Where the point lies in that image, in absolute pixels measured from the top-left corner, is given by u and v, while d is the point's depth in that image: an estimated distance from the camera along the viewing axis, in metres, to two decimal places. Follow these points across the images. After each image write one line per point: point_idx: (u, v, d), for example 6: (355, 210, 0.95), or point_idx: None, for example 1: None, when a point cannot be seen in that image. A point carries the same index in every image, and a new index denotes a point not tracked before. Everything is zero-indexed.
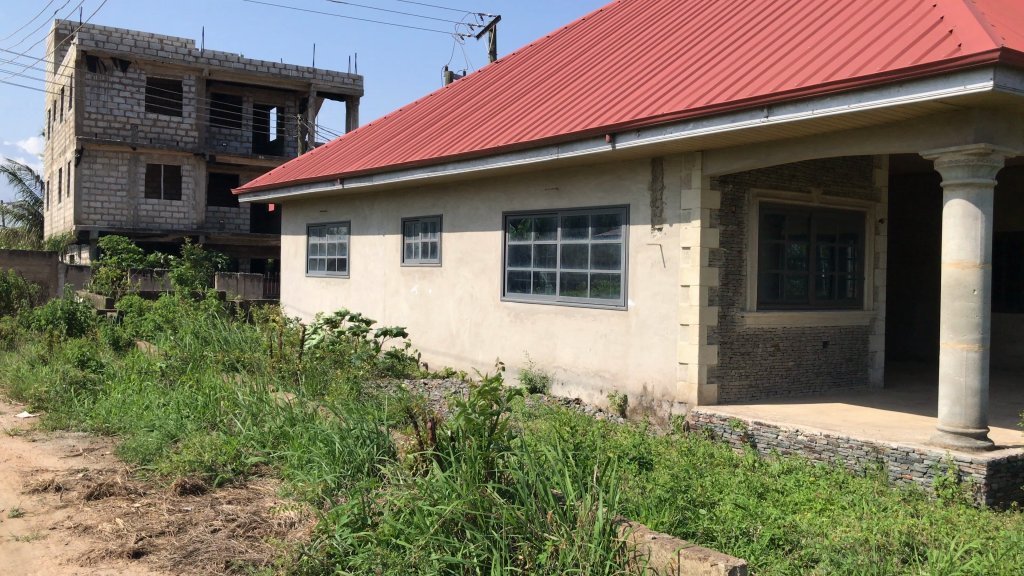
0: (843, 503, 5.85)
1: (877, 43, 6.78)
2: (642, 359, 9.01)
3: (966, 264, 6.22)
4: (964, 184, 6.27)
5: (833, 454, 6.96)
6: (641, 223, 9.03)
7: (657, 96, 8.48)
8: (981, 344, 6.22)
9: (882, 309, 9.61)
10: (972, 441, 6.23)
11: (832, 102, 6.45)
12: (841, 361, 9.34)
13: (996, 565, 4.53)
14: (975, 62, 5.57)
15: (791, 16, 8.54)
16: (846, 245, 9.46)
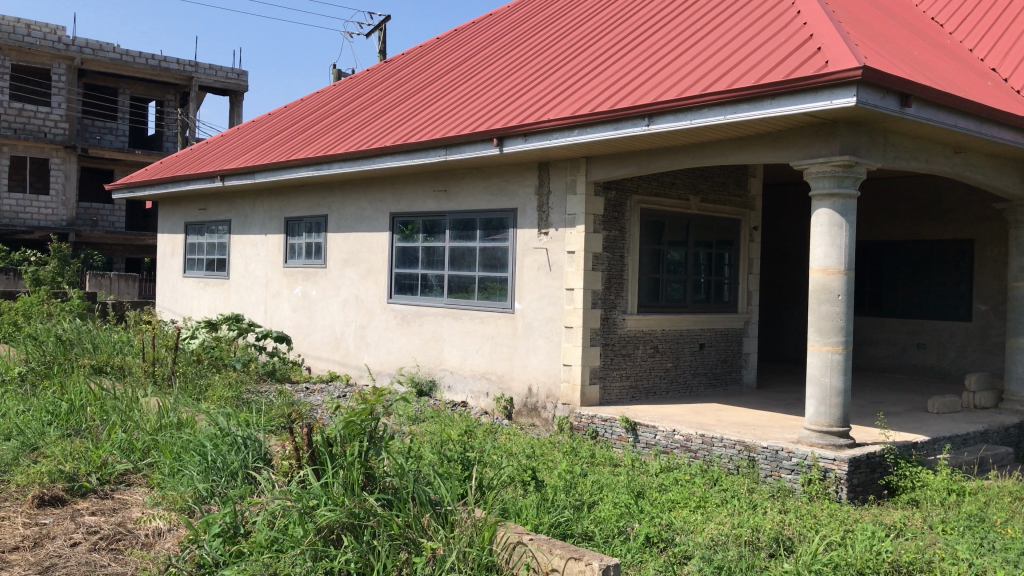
0: (717, 500, 6.07)
1: (751, 57, 7.06)
2: (528, 361, 9.09)
3: (831, 270, 6.54)
4: (830, 194, 6.59)
5: (708, 453, 7.21)
6: (527, 227, 9.12)
7: (543, 101, 8.58)
8: (844, 347, 6.56)
9: (755, 313, 9.99)
10: (835, 440, 6.55)
11: (709, 113, 6.67)
12: (717, 363, 9.68)
13: (856, 560, 4.70)
14: (840, 79, 5.87)
15: (670, 29, 8.80)
16: (723, 252, 9.80)
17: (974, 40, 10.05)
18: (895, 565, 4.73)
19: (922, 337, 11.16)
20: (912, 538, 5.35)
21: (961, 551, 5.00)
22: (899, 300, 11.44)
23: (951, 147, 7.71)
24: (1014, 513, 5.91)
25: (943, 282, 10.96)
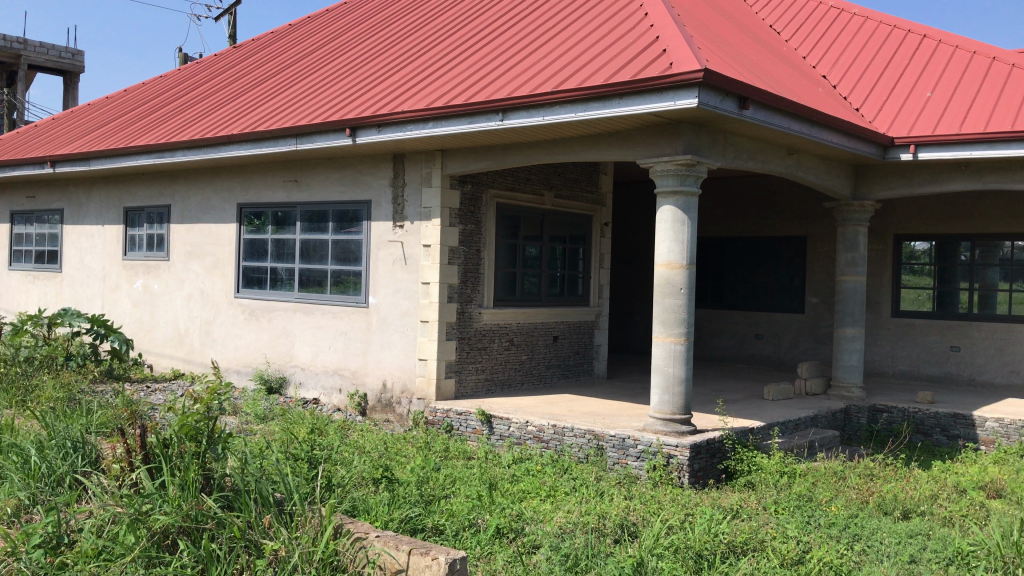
0: (566, 489, 6.20)
1: (602, 57, 7.22)
2: (381, 356, 8.99)
3: (675, 265, 6.79)
4: (674, 192, 6.83)
5: (559, 443, 7.34)
6: (382, 220, 9.01)
7: (396, 92, 8.48)
8: (686, 339, 6.83)
9: (605, 306, 10.26)
10: (678, 427, 6.83)
11: (561, 109, 6.78)
12: (569, 355, 9.88)
13: (695, 542, 4.89)
14: (683, 80, 6.09)
15: (525, 26, 8.89)
16: (576, 247, 10.00)
17: (807, 48, 10.67)
18: (731, 546, 4.96)
19: (760, 328, 11.79)
20: (747, 519, 5.63)
21: (790, 529, 5.31)
22: (740, 293, 12.03)
23: (785, 149, 8.17)
24: (837, 492, 6.33)
25: (779, 276, 11.61)
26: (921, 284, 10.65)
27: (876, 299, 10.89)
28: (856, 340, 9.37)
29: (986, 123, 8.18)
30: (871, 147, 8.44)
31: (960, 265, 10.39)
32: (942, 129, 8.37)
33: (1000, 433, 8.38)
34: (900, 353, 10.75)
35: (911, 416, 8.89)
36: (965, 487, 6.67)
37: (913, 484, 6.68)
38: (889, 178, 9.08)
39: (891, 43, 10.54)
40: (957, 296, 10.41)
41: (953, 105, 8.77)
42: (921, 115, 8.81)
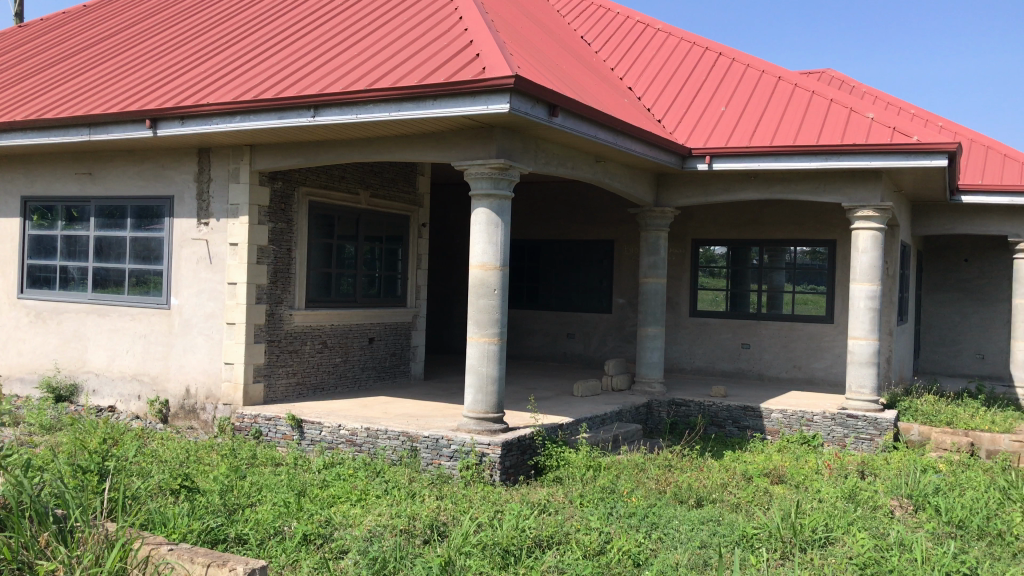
0: (378, 492, 6.15)
1: (415, 58, 7.22)
2: (184, 360, 8.55)
3: (489, 266, 6.89)
4: (487, 195, 6.93)
5: (373, 445, 7.26)
6: (185, 216, 8.57)
7: (201, 84, 8.10)
8: (499, 338, 6.95)
9: (422, 307, 10.24)
10: (490, 425, 6.93)
11: (375, 109, 6.72)
12: (385, 356, 9.80)
13: (501, 538, 4.98)
14: (494, 86, 6.19)
15: (339, 23, 8.74)
16: (394, 247, 9.90)
17: (615, 59, 11.15)
18: (536, 540, 5.09)
19: (571, 328, 12.18)
20: (553, 513, 5.80)
21: (593, 521, 5.52)
22: (553, 294, 12.37)
23: (593, 156, 8.48)
24: (638, 483, 6.65)
25: (589, 278, 12.05)
26: (716, 286, 11.38)
27: (676, 300, 11.54)
28: (658, 338, 9.88)
29: (773, 137, 8.87)
30: (672, 157, 8.94)
31: (750, 268, 11.19)
32: (734, 142, 8.98)
33: (784, 423, 9.10)
34: (698, 350, 11.44)
35: (706, 409, 9.48)
36: (751, 474, 7.19)
37: (706, 473, 7.13)
38: (688, 186, 9.63)
39: (691, 59, 11.20)
40: (748, 297, 11.21)
41: (744, 120, 9.43)
42: (716, 128, 9.42)
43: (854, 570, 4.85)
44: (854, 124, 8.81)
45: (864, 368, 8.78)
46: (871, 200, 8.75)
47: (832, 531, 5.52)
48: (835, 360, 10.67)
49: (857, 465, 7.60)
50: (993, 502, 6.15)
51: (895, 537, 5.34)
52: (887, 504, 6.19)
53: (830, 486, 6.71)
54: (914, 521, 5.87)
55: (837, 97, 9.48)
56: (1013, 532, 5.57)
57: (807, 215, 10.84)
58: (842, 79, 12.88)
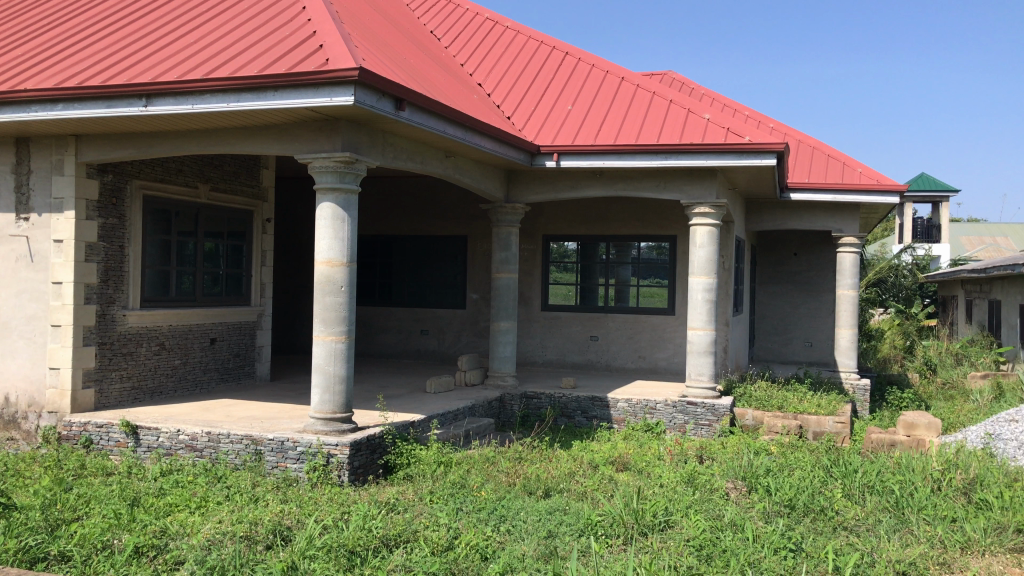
0: (218, 499, 5.90)
1: (255, 47, 6.95)
2: (3, 366, 7.93)
3: (335, 263, 6.74)
4: (333, 188, 6.77)
5: (214, 451, 6.96)
6: (2, 211, 7.94)
7: (20, 68, 7.51)
8: (346, 336, 6.82)
9: (268, 306, 9.91)
10: (339, 425, 6.79)
11: (212, 99, 6.43)
12: (228, 357, 9.42)
13: (347, 539, 4.90)
14: (338, 77, 6.05)
15: (173, 8, 8.31)
16: (237, 244, 9.52)
17: (465, 55, 11.16)
18: (384, 539, 5.03)
19: (425, 324, 12.13)
20: (402, 511, 5.75)
21: (441, 517, 5.51)
22: (405, 290, 12.26)
23: (442, 152, 8.45)
24: (488, 477, 6.70)
25: (441, 273, 12.03)
26: (566, 280, 11.63)
27: (527, 294, 11.70)
28: (510, 333, 9.97)
29: (617, 136, 9.13)
30: (520, 153, 9.03)
31: (598, 263, 11.49)
32: (580, 140, 9.18)
33: (629, 412, 9.41)
34: (548, 343, 11.65)
35: (556, 400, 9.67)
36: (597, 463, 7.39)
37: (554, 464, 7.26)
38: (537, 183, 9.77)
39: (539, 58, 11.36)
40: (596, 291, 11.51)
41: (590, 118, 9.66)
42: (563, 126, 9.60)
43: (692, 552, 5.07)
44: (692, 125, 9.20)
45: (703, 357, 9.18)
46: (707, 197, 9.17)
47: (671, 514, 5.74)
48: (676, 350, 11.13)
49: (696, 451, 7.94)
50: (817, 481, 6.56)
51: (729, 518, 5.61)
52: (723, 486, 6.49)
53: (671, 472, 6.97)
54: (747, 502, 6.18)
55: (676, 98, 9.86)
56: (834, 508, 5.96)
57: (651, 211, 11.24)
58: (683, 80, 13.43)
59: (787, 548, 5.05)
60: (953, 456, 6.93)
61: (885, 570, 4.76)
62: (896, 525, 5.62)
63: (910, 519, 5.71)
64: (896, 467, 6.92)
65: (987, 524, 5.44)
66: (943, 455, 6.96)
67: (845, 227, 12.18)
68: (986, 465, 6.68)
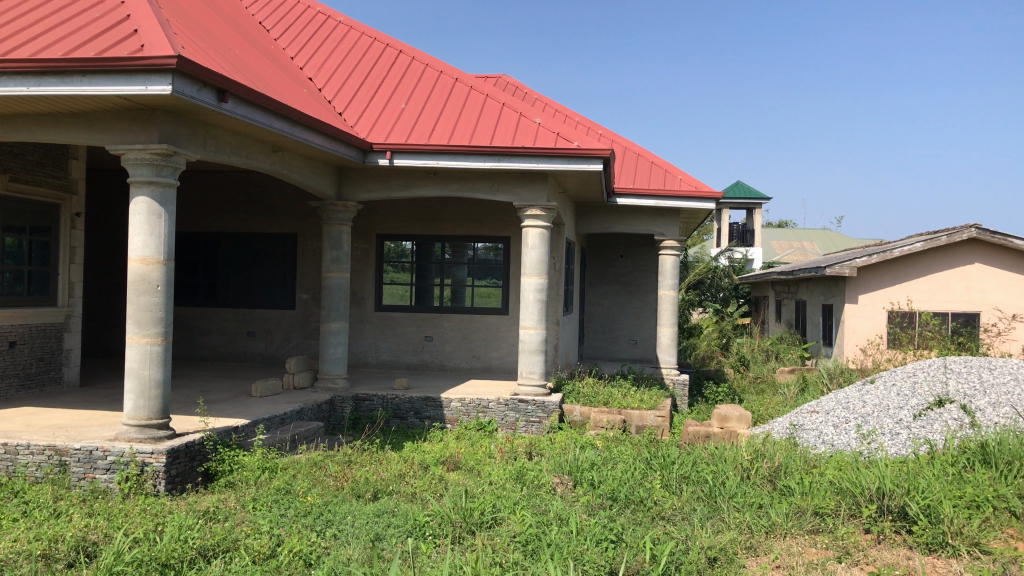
0: (14, 516, 5.44)
1: (61, 27, 6.46)
2: None
3: (150, 260, 6.38)
4: (148, 182, 6.39)
5: (11, 464, 6.40)
6: None
7: None
8: (163, 339, 6.45)
9: (77, 306, 9.26)
10: (154, 432, 6.41)
11: (10, 82, 5.93)
12: (30, 362, 8.71)
13: (160, 552, 4.64)
14: (153, 65, 5.71)
15: None
16: (41, 240, 8.82)
17: (295, 49, 10.84)
18: (201, 550, 4.81)
19: (251, 325, 11.69)
20: (222, 520, 5.52)
21: (263, 524, 5.33)
22: (231, 290, 11.78)
23: (269, 146, 8.16)
24: (315, 482, 6.53)
25: (270, 272, 11.64)
26: (400, 280, 11.53)
27: (360, 294, 11.51)
28: (341, 334, 9.78)
29: (450, 136, 9.14)
30: (351, 150, 8.87)
31: (433, 263, 11.47)
32: (412, 139, 9.13)
33: (462, 411, 9.44)
34: (381, 344, 11.52)
35: (388, 402, 9.55)
36: (428, 463, 7.37)
37: (384, 466, 7.17)
38: (369, 181, 9.63)
39: (372, 55, 11.21)
40: (431, 291, 11.48)
41: (423, 118, 9.62)
42: (396, 125, 9.51)
43: (517, 548, 5.15)
44: (524, 128, 9.36)
45: (534, 356, 9.35)
46: (538, 200, 9.36)
47: (499, 512, 5.81)
48: (510, 349, 11.30)
49: (525, 448, 8.08)
50: (638, 473, 6.83)
51: (555, 512, 5.74)
52: (549, 481, 6.63)
53: (500, 470, 7.06)
54: (572, 496, 6.35)
55: (508, 101, 10.00)
56: (652, 498, 6.23)
57: (485, 211, 11.35)
58: (516, 84, 13.65)
59: (608, 539, 5.22)
60: (760, 446, 7.41)
61: (697, 556, 5.01)
62: (709, 513, 5.93)
63: (721, 506, 6.04)
64: (709, 457, 7.33)
65: (789, 508, 5.84)
66: (752, 445, 7.42)
67: (667, 231, 12.76)
68: (788, 453, 7.19)
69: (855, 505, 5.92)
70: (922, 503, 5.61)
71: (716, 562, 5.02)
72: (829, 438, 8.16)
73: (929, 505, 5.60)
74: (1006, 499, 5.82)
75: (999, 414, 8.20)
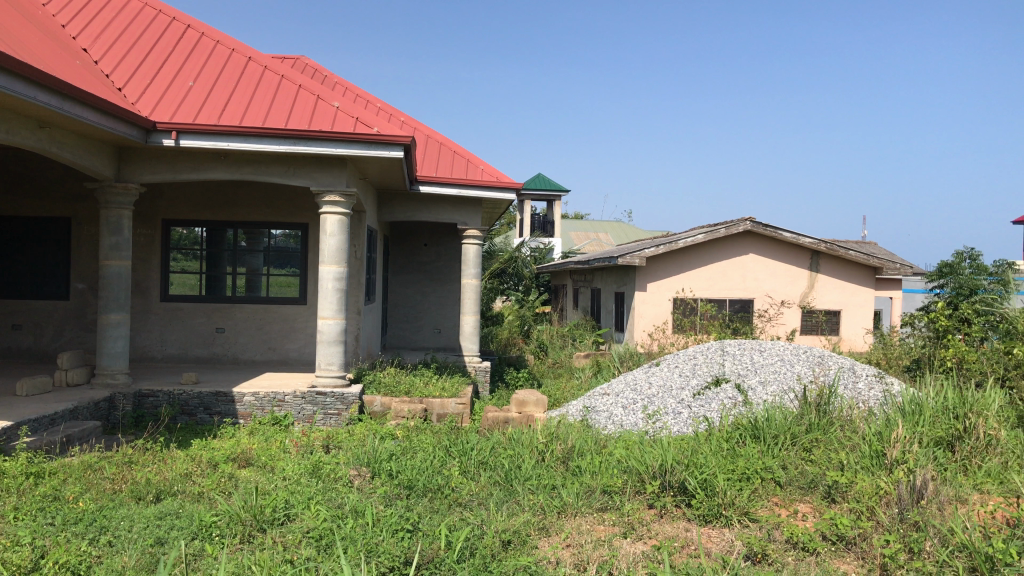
0: None
1: None
2: None
3: None
4: None
5: None
6: None
7: None
8: None
9: None
10: None
11: None
12: None
13: None
14: None
15: None
16: None
17: (66, 16, 9.92)
18: None
19: (18, 318, 10.65)
20: None
21: (25, 536, 4.84)
22: None
23: (34, 121, 7.41)
24: (88, 486, 6.02)
25: (39, 260, 10.64)
26: (190, 269, 10.89)
27: (144, 284, 10.77)
28: (121, 326, 9.11)
29: (242, 118, 8.71)
30: (132, 129, 8.24)
31: (226, 250, 10.93)
32: (200, 119, 8.62)
33: (256, 406, 9.04)
34: (168, 336, 10.85)
35: (175, 398, 8.98)
36: (217, 461, 7.00)
37: (167, 465, 6.75)
38: (152, 163, 9.00)
39: (156, 27, 10.48)
40: (223, 281, 10.94)
41: (213, 98, 9.10)
42: (182, 104, 8.94)
43: (310, 543, 5.00)
44: (321, 112, 9.08)
45: (332, 346, 9.12)
46: (337, 186, 9.14)
47: (292, 508, 5.62)
48: (307, 340, 10.99)
49: (322, 441, 7.87)
50: (436, 461, 6.83)
51: (351, 505, 5.61)
52: (347, 474, 6.49)
53: (295, 464, 6.83)
54: (369, 487, 6.25)
55: (305, 83, 9.67)
56: (450, 486, 6.24)
57: (281, 197, 10.94)
58: (316, 67, 13.26)
59: (405, 529, 5.18)
60: (555, 429, 7.63)
61: (492, 540, 5.08)
62: (504, 497, 6.03)
63: (516, 490, 6.17)
64: (506, 442, 7.45)
65: (579, 489, 6.05)
66: (546, 428, 7.62)
67: (469, 221, 12.88)
68: (580, 435, 7.46)
69: (639, 482, 6.22)
70: (699, 477, 5.99)
71: (509, 545, 5.11)
72: (618, 418, 8.55)
73: (705, 479, 5.99)
74: (772, 470, 6.34)
75: (767, 392, 8.93)
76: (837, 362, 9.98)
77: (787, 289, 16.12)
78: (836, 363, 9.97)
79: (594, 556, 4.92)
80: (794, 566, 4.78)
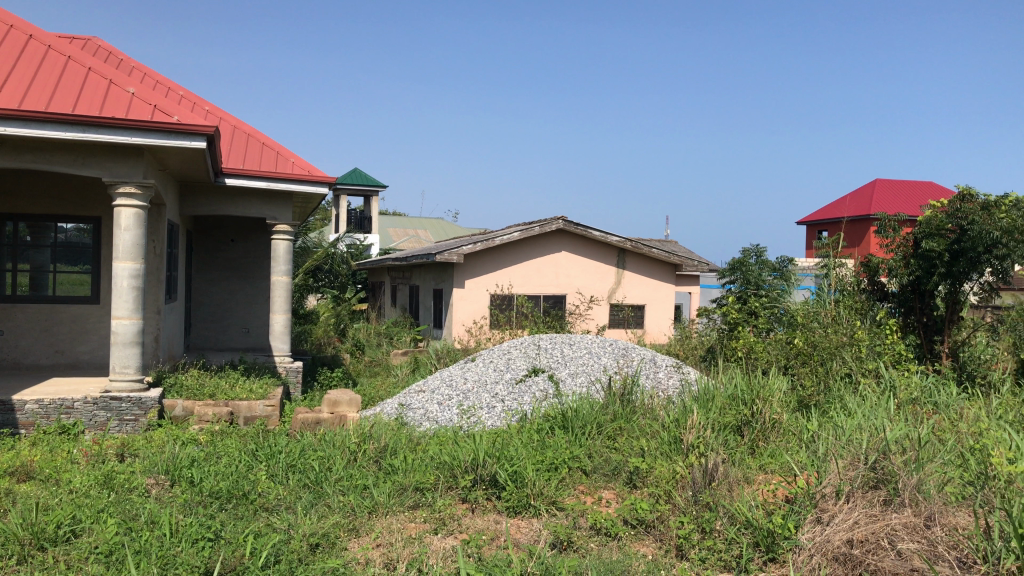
0: None
1: None
2: None
3: None
4: None
5: None
6: None
7: None
8: None
9: None
10: None
11: None
12: None
13: None
14: None
15: None
16: None
17: None
18: None
19: None
20: None
21: None
22: None
23: None
24: None
25: None
26: None
27: None
28: None
29: (21, 102, 7.96)
30: None
31: (5, 245, 10.00)
32: None
33: (40, 414, 8.29)
34: None
35: None
36: None
37: None
38: None
39: None
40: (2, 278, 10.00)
41: None
42: None
43: (98, 560, 4.65)
44: (113, 98, 8.49)
45: (128, 349, 8.55)
46: (132, 177, 8.58)
47: (80, 523, 5.21)
48: (101, 342, 10.25)
49: (116, 450, 7.37)
50: (242, 466, 6.56)
51: (145, 517, 5.27)
52: (143, 484, 6.10)
53: (84, 475, 6.34)
54: (168, 496, 5.90)
55: (95, 66, 8.98)
56: (256, 491, 6.00)
57: (68, 188, 10.11)
58: (110, 49, 12.38)
59: (205, 538, 4.92)
60: (368, 428, 7.53)
61: (299, 544, 4.93)
62: (313, 500, 5.86)
63: (326, 492, 6.02)
64: (318, 443, 7.27)
65: (392, 488, 5.99)
66: (360, 427, 7.50)
67: (279, 216, 12.47)
68: (394, 434, 7.39)
69: (452, 477, 6.25)
70: (509, 469, 6.10)
71: (317, 548, 4.99)
72: (433, 415, 8.56)
73: (515, 471, 6.11)
74: (579, 459, 6.58)
75: (577, 383, 9.25)
76: (640, 354, 10.48)
77: (596, 286, 16.76)
78: (638, 355, 10.46)
79: (404, 554, 4.88)
80: (596, 551, 4.96)
